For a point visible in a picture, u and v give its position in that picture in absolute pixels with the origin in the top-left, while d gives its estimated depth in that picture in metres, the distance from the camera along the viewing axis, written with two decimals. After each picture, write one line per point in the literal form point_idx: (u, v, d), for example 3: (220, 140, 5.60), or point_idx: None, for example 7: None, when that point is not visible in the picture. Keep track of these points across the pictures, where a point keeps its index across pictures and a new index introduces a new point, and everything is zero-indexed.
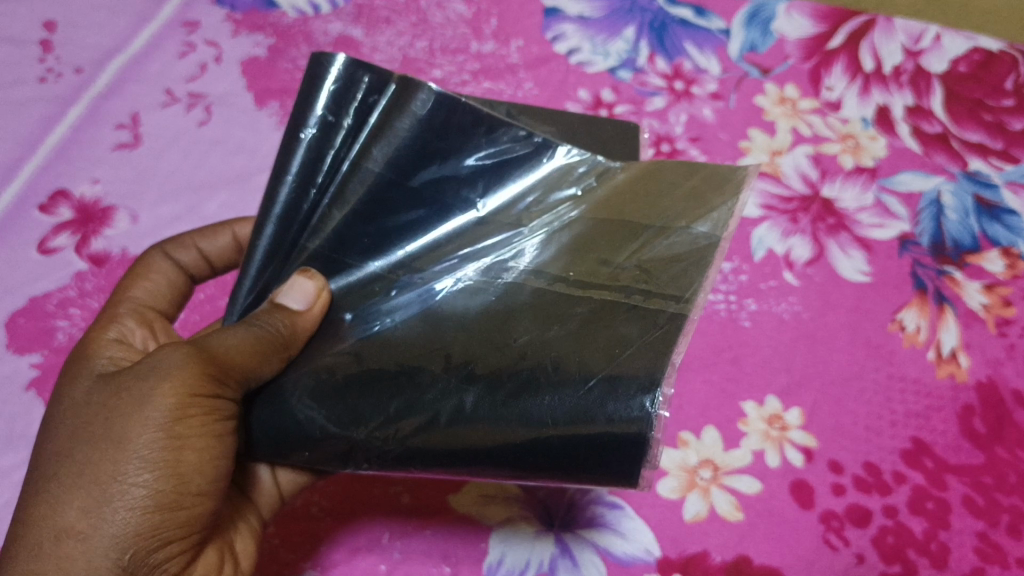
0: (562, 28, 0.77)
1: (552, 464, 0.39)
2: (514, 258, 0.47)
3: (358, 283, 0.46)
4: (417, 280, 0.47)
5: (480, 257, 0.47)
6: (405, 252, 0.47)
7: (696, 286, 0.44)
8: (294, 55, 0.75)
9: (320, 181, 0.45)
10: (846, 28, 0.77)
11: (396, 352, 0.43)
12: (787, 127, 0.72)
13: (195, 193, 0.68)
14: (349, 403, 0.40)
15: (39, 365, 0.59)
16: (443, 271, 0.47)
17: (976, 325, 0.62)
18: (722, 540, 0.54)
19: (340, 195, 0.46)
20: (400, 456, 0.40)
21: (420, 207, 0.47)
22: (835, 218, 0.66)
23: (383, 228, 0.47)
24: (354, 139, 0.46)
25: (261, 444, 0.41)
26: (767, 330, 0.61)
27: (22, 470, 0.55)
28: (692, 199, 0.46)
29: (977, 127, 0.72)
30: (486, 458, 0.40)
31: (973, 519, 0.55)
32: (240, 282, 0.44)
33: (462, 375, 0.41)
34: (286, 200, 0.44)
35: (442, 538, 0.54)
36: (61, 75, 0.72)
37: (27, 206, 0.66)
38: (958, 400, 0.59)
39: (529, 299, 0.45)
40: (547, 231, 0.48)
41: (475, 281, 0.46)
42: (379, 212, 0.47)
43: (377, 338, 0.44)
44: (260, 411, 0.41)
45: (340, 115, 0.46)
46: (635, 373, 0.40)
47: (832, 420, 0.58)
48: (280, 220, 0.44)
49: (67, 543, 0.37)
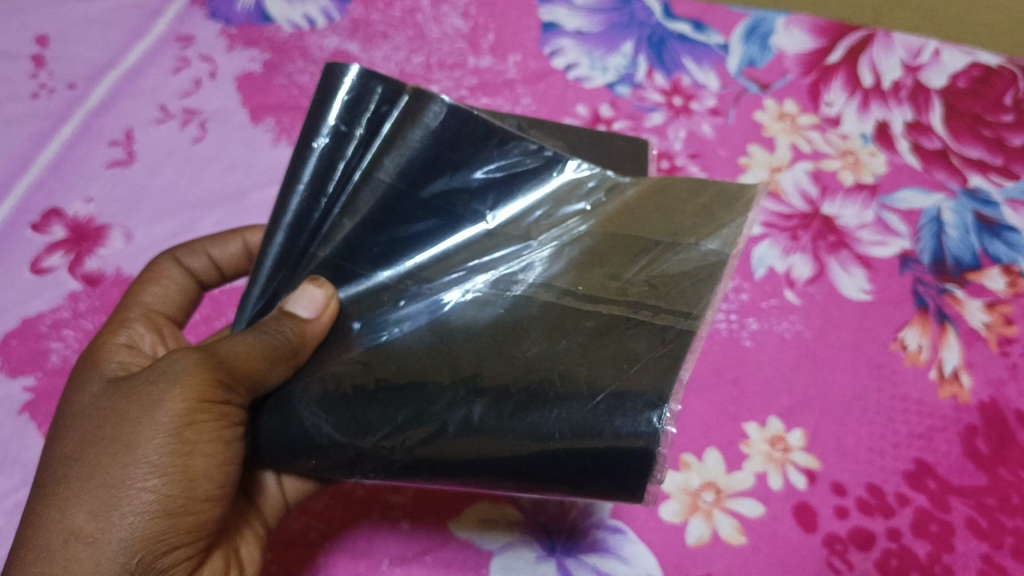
0: (560, 43, 0.77)
1: (558, 475, 0.38)
2: (524, 271, 0.46)
3: (365, 292, 0.45)
4: (425, 290, 0.45)
5: (490, 268, 0.46)
6: (412, 263, 0.46)
7: (704, 302, 0.43)
8: (289, 70, 0.74)
9: (330, 190, 0.45)
10: (846, 43, 0.76)
11: (403, 362, 0.42)
12: (787, 143, 0.71)
13: (190, 211, 0.67)
14: (357, 413, 0.40)
15: (33, 388, 0.58)
16: (452, 283, 0.46)
17: (978, 344, 0.62)
18: (726, 564, 0.53)
19: (351, 205, 0.45)
20: (407, 466, 0.40)
21: (428, 217, 0.46)
22: (836, 235, 0.66)
23: (391, 238, 0.46)
24: (366, 149, 0.46)
25: (269, 452, 0.41)
26: (769, 350, 0.61)
27: (16, 496, 0.54)
28: (702, 215, 0.45)
29: (977, 143, 0.71)
30: (492, 470, 0.39)
31: (977, 541, 0.54)
32: (250, 289, 0.44)
33: (469, 386, 0.40)
34: (297, 208, 0.44)
35: (442, 565, 0.53)
36: (54, 91, 0.72)
37: (20, 225, 0.65)
38: (961, 420, 0.59)
39: (540, 312, 0.44)
40: (556, 245, 0.47)
41: (485, 293, 0.45)
42: (389, 220, 0.46)
43: (384, 349, 0.43)
44: (268, 419, 0.41)
45: (352, 125, 0.46)
46: (642, 390, 0.39)
47: (835, 441, 0.58)
48: (289, 229, 0.44)
49: (76, 547, 0.36)
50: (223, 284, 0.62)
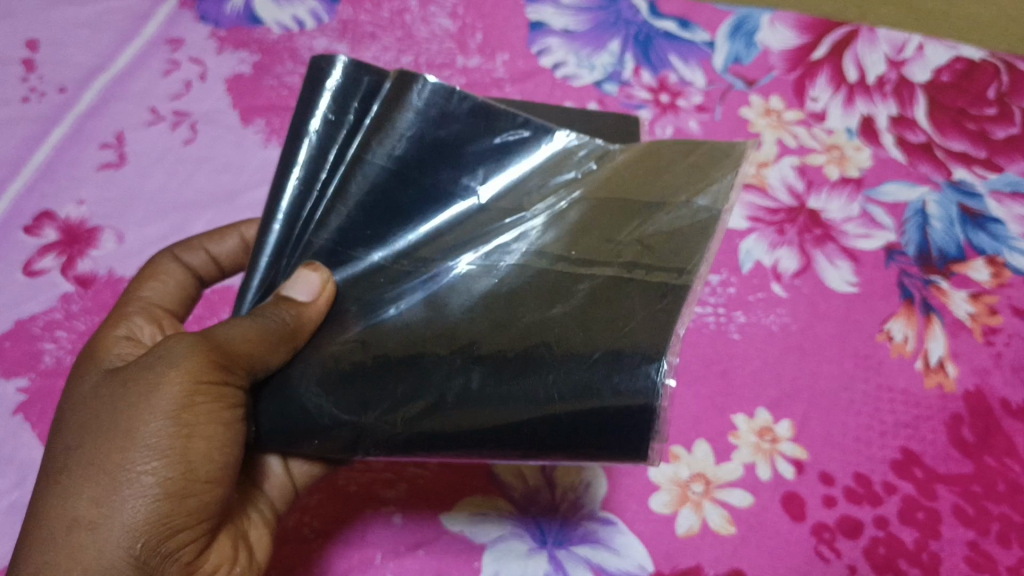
0: (547, 42, 0.78)
1: (561, 439, 0.39)
2: (518, 242, 0.46)
3: (359, 274, 0.45)
4: (420, 268, 0.45)
5: (482, 243, 0.46)
6: (407, 241, 0.46)
7: (699, 258, 0.43)
8: (278, 72, 0.75)
9: (324, 178, 0.46)
10: (830, 38, 0.77)
11: (401, 335, 0.42)
12: (773, 139, 0.72)
13: (182, 212, 0.68)
14: (356, 389, 0.40)
15: (27, 389, 0.59)
16: (446, 257, 0.46)
17: (962, 334, 0.62)
18: (716, 554, 0.54)
19: (341, 189, 0.46)
20: (409, 440, 0.40)
21: (419, 195, 0.47)
22: (822, 229, 0.67)
23: (385, 214, 0.46)
24: (356, 137, 0.47)
25: (272, 437, 0.41)
26: (757, 343, 0.62)
27: (9, 496, 0.55)
28: (693, 172, 0.46)
29: (961, 136, 0.72)
30: (494, 437, 0.39)
31: (963, 528, 0.55)
32: (248, 281, 0.45)
33: (466, 355, 0.40)
34: (291, 197, 0.45)
35: (436, 558, 0.54)
36: (45, 95, 0.72)
37: (13, 227, 0.66)
38: (946, 409, 0.59)
39: (533, 281, 0.44)
40: (549, 215, 0.47)
41: (478, 266, 0.45)
42: (380, 202, 0.46)
43: (381, 324, 0.42)
44: (266, 401, 0.41)
45: (344, 113, 0.48)
46: (639, 346, 0.39)
47: (822, 430, 0.58)
48: (285, 216, 0.45)
49: (80, 534, 0.36)
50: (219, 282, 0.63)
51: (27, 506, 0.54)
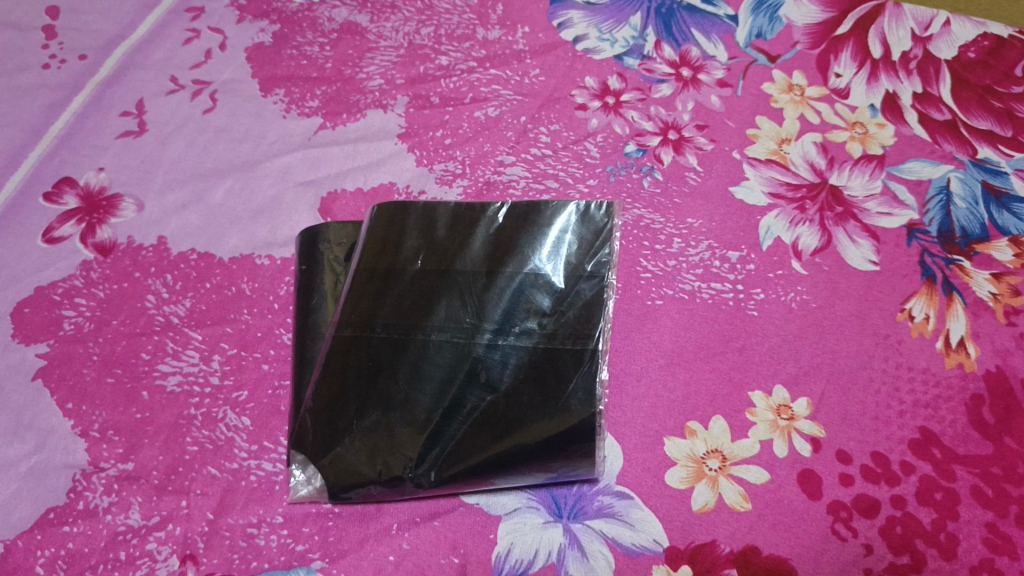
0: (568, 15, 0.79)
1: (543, 460, 0.55)
2: (558, 305, 0.60)
3: (470, 301, 0.59)
4: (498, 324, 0.59)
5: (536, 314, 0.59)
6: (504, 302, 0.59)
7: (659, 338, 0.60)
8: (299, 41, 0.77)
9: (456, 240, 0.62)
10: (854, 15, 0.78)
11: (456, 366, 0.58)
12: (795, 114, 0.71)
13: (201, 181, 0.69)
14: (412, 387, 0.57)
15: (46, 355, 0.60)
16: (517, 317, 0.59)
17: (985, 314, 0.60)
18: (731, 530, 0.53)
19: (458, 263, 0.61)
20: (432, 448, 0.56)
21: (525, 248, 0.61)
22: (843, 207, 0.65)
23: (495, 270, 0.61)
24: (478, 225, 0.62)
25: (347, 406, 0.57)
26: (776, 319, 0.60)
27: (29, 461, 0.56)
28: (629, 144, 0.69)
29: (986, 115, 0.71)
30: (495, 452, 0.55)
31: (982, 509, 0.53)
32: (386, 269, 0.61)
33: (493, 384, 0.57)
34: (427, 247, 0.62)
35: (452, 531, 0.54)
36: (65, 62, 0.75)
37: (34, 194, 0.68)
38: (967, 389, 0.57)
39: (568, 322, 0.59)
40: (586, 246, 0.61)
41: (530, 329, 0.59)
42: (495, 262, 0.61)
43: (459, 352, 0.58)
44: (348, 362, 0.58)
45: (485, 210, 0.62)
46: None
47: (840, 410, 0.56)
48: (424, 258, 0.61)
49: None
50: (257, 250, 0.65)
51: (46, 472, 0.56)
